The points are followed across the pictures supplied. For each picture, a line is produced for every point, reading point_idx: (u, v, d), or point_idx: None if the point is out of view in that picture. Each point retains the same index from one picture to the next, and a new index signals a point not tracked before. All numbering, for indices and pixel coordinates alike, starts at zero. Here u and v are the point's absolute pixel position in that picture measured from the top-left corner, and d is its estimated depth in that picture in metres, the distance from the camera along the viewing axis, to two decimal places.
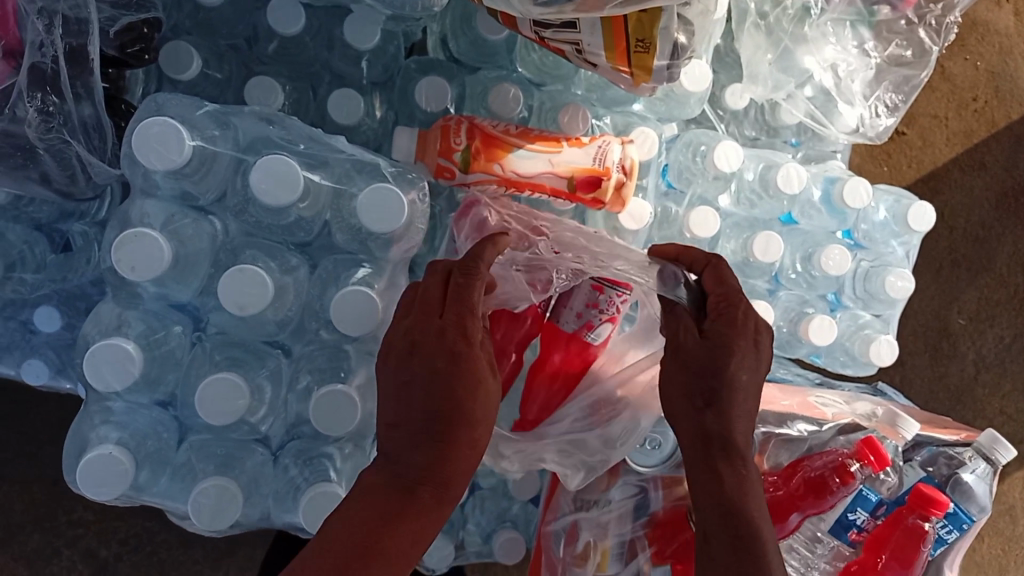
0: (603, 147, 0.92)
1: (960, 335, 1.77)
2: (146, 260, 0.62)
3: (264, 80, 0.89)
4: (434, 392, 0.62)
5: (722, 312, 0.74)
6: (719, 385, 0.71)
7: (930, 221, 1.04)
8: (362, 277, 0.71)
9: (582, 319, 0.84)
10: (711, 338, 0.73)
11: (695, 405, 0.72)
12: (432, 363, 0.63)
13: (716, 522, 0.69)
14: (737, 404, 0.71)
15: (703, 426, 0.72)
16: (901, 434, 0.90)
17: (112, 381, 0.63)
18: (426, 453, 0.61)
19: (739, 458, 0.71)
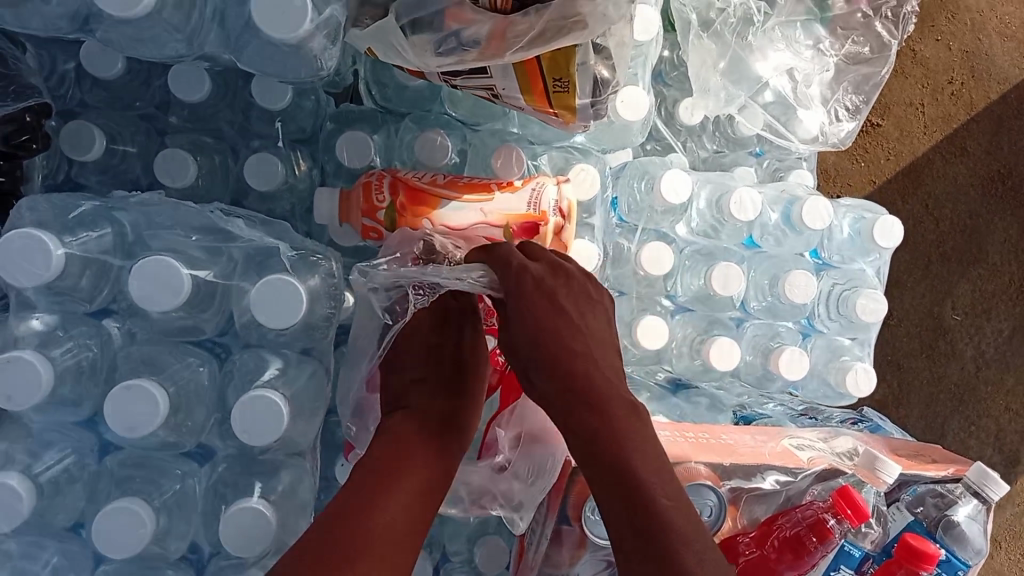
0: (536, 191, 0.85)
1: (957, 331, 1.71)
2: (21, 386, 0.57)
3: (175, 153, 0.84)
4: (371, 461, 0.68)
5: (519, 292, 0.64)
6: (556, 369, 0.63)
7: (898, 235, 0.98)
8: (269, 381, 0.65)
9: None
10: (518, 317, 0.64)
11: (547, 398, 0.64)
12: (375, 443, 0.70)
13: (615, 511, 0.61)
14: (576, 367, 0.63)
15: (562, 411, 0.63)
16: (882, 478, 0.84)
17: (1, 524, 0.58)
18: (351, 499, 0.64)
19: (606, 420, 0.63)
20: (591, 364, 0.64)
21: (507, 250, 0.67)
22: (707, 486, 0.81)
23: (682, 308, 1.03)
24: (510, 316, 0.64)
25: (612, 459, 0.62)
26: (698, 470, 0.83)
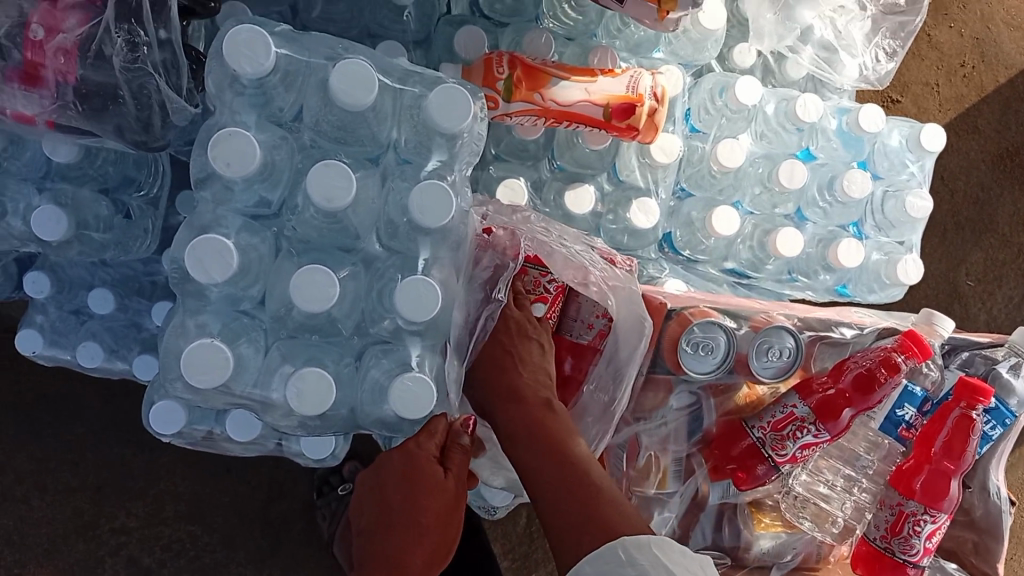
0: (635, 77, 0.98)
1: (971, 297, 1.82)
2: (240, 156, 0.67)
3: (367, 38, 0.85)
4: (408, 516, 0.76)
5: (498, 355, 0.83)
6: (521, 401, 0.81)
7: (941, 141, 1.10)
8: (432, 169, 0.75)
9: (593, 328, 0.90)
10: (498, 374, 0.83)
11: (506, 419, 0.82)
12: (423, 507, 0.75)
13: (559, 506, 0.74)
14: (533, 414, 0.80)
15: (521, 434, 0.80)
16: (939, 331, 0.97)
17: (214, 273, 0.67)
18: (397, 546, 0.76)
19: (558, 476, 0.76)
20: (543, 436, 0.79)
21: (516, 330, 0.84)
22: (787, 331, 0.92)
23: (747, 212, 1.14)
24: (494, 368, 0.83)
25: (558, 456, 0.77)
26: (777, 318, 0.96)
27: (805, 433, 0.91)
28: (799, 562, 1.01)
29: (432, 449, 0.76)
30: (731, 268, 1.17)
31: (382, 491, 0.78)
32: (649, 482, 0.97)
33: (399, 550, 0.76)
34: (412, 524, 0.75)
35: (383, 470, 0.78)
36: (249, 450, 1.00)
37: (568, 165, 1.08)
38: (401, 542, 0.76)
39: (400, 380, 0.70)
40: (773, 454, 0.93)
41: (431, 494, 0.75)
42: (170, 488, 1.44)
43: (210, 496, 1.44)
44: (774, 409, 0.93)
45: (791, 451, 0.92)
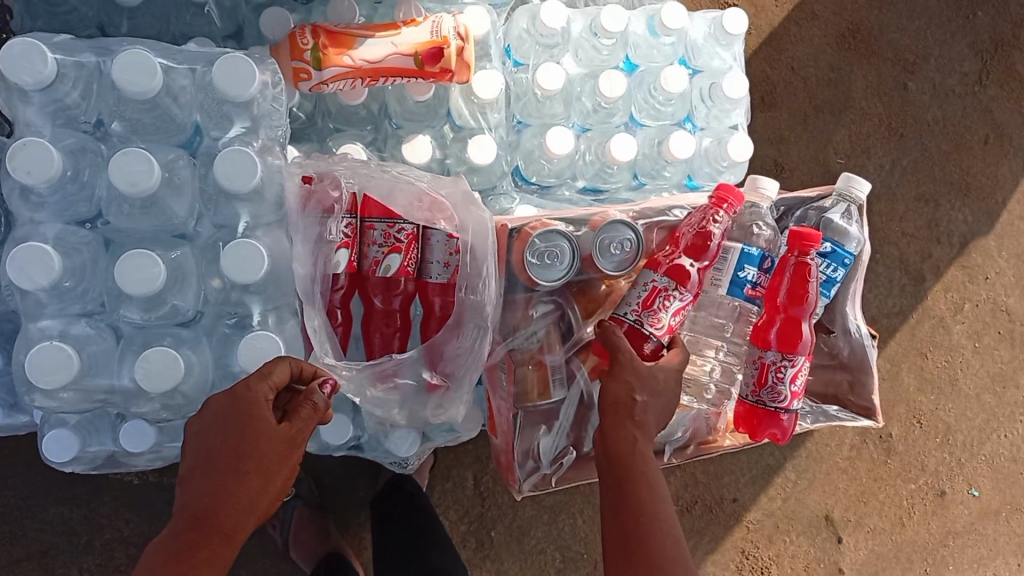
0: (437, 22, 1.03)
1: (845, 174, 1.91)
2: (39, 162, 0.70)
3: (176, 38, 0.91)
4: (228, 453, 0.73)
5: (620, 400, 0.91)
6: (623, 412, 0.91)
7: (744, 23, 1.17)
8: (235, 137, 0.79)
9: (450, 266, 0.94)
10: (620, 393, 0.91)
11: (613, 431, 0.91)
12: (253, 443, 0.73)
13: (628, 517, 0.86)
14: (632, 449, 0.90)
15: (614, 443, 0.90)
16: (764, 195, 1.04)
17: (38, 278, 0.69)
18: (215, 485, 0.72)
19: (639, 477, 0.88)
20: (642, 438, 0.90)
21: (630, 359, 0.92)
22: (625, 224, 0.98)
23: (583, 129, 1.20)
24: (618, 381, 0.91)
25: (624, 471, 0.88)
26: (613, 215, 1.01)
27: (670, 300, 0.95)
28: (690, 437, 1.08)
29: (262, 392, 0.75)
30: (582, 185, 1.22)
31: (202, 436, 0.74)
32: (532, 393, 1.00)
33: (221, 496, 0.72)
34: (231, 467, 0.72)
35: (205, 417, 0.74)
36: (157, 459, 1.02)
37: (402, 122, 1.12)
38: (219, 483, 0.72)
39: (250, 338, 0.77)
40: (661, 332, 0.95)
41: (255, 438, 0.73)
42: (112, 527, 1.45)
43: (154, 524, 1.46)
44: (636, 292, 0.96)
45: (666, 321, 0.96)
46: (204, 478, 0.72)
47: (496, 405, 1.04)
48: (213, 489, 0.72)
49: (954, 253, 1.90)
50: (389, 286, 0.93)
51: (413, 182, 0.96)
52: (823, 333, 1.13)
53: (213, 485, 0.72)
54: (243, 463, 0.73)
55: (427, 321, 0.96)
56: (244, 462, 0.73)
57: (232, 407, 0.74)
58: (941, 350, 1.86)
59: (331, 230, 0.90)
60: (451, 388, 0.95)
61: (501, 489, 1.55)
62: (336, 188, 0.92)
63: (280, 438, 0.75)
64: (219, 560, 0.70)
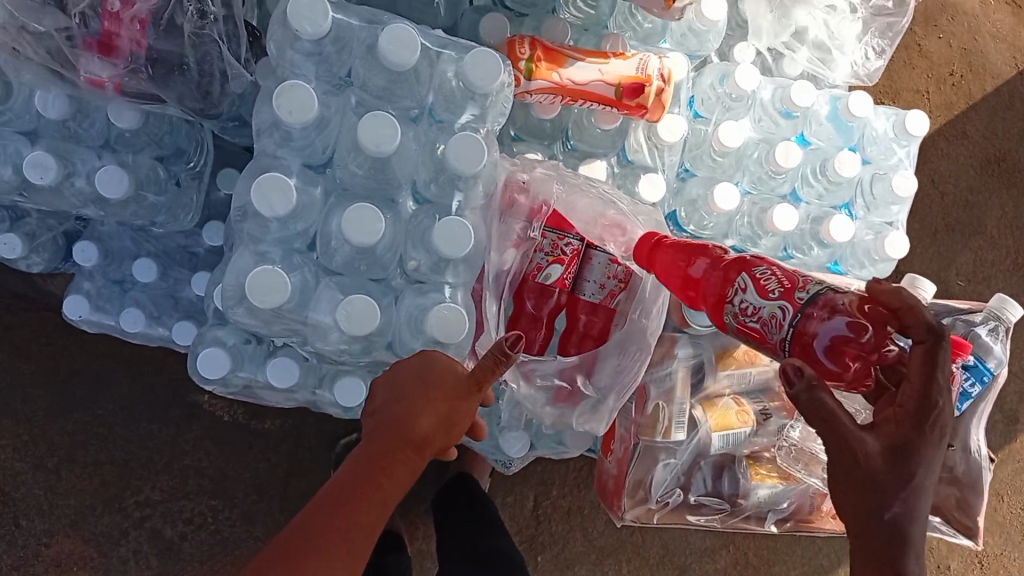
0: (644, 60, 1.06)
1: (960, 295, 1.92)
2: (301, 105, 0.76)
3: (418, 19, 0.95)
4: (422, 386, 0.76)
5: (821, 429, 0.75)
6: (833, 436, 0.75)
7: (925, 126, 1.19)
8: (465, 124, 0.84)
9: (605, 289, 0.98)
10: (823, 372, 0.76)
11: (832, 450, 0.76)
12: (445, 381, 0.77)
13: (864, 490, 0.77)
14: (854, 464, 0.75)
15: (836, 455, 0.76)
16: (919, 294, 1.08)
17: (276, 207, 0.76)
18: (408, 408, 0.75)
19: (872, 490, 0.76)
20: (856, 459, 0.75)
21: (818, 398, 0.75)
22: None
23: (746, 191, 1.23)
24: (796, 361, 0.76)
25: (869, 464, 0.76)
26: None
27: (772, 278, 0.82)
28: (793, 511, 1.10)
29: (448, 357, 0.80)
30: (731, 244, 1.24)
31: (395, 377, 0.78)
32: (656, 430, 1.04)
33: (412, 418, 0.74)
34: (426, 394, 0.76)
35: (396, 367, 0.79)
36: (287, 399, 1.10)
37: (579, 145, 1.17)
38: (413, 407, 0.75)
39: (437, 308, 0.80)
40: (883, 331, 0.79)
41: (446, 382, 0.77)
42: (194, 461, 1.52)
43: (234, 467, 1.52)
44: (761, 310, 0.82)
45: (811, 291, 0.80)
46: (396, 405, 0.76)
47: (618, 431, 1.08)
48: (406, 412, 0.74)
49: None
50: (545, 294, 0.96)
51: (596, 204, 1.03)
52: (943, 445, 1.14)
53: (406, 408, 0.75)
54: (434, 394, 0.76)
55: (569, 334, 0.99)
56: (434, 395, 0.76)
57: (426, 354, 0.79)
58: (1018, 495, 1.82)
59: (518, 231, 0.98)
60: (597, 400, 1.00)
61: (556, 519, 1.57)
62: (532, 194, 0.99)
63: (468, 382, 0.78)
64: (402, 475, 0.72)
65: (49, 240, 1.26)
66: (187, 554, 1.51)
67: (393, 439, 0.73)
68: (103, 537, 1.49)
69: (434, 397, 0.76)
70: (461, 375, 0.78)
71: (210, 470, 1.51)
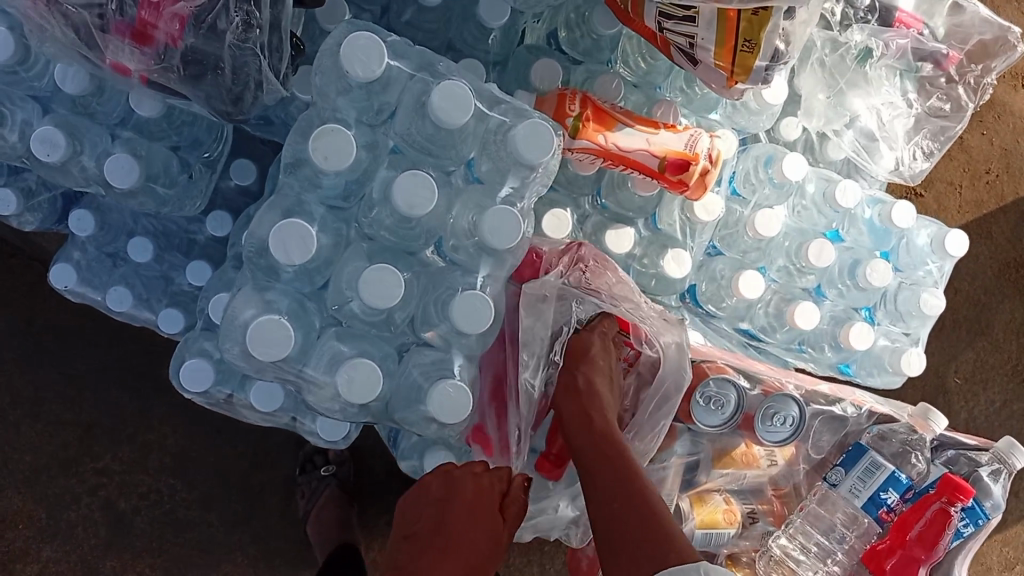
0: (694, 136, 1.03)
1: (955, 393, 1.88)
2: (337, 150, 0.71)
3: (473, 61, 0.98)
4: (448, 535, 0.82)
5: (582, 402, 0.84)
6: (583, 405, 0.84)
7: (964, 246, 1.15)
8: (505, 197, 0.80)
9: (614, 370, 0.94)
10: (583, 383, 0.86)
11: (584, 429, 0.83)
12: (475, 536, 0.82)
13: (614, 507, 0.76)
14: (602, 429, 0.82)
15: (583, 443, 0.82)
16: (932, 427, 1.03)
17: (294, 256, 0.70)
18: (434, 556, 0.81)
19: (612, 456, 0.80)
20: (596, 425, 0.82)
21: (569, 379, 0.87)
22: (793, 399, 0.97)
23: (770, 279, 1.19)
24: (580, 370, 0.87)
25: (619, 475, 0.78)
26: (785, 386, 1.01)
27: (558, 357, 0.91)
28: None
29: (501, 489, 0.84)
30: (744, 329, 1.21)
31: (437, 509, 0.84)
32: None
33: (431, 566, 0.80)
34: (448, 548, 0.81)
35: (450, 500, 0.83)
36: (264, 419, 1.04)
37: (611, 205, 1.13)
38: (437, 555, 0.81)
39: (443, 386, 0.74)
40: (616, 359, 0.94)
41: (490, 547, 0.82)
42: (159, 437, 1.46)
43: (199, 451, 1.46)
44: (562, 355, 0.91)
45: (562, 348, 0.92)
46: (428, 545, 0.82)
47: None
48: (432, 558, 0.81)
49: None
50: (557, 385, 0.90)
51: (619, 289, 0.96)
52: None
53: (433, 554, 0.81)
54: (460, 544, 0.81)
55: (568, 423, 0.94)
56: (460, 546, 0.81)
57: (468, 495, 0.83)
58: None
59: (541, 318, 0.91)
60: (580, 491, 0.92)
61: (516, 553, 1.52)
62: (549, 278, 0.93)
63: (497, 531, 0.83)
64: None
65: (45, 201, 1.19)
66: (138, 528, 1.46)
67: None
68: (55, 499, 1.44)
69: (461, 544, 0.81)
70: (496, 525, 0.83)
71: (173, 449, 1.46)
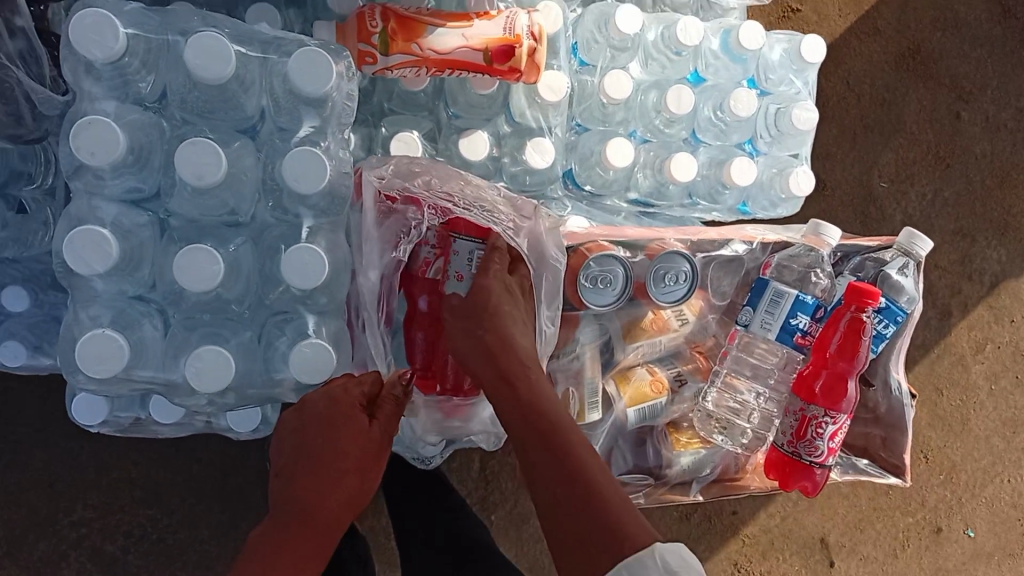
0: (511, 18, 0.97)
1: (885, 198, 1.70)
2: (103, 144, 0.67)
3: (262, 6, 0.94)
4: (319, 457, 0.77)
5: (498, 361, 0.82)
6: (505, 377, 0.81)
7: (821, 51, 1.12)
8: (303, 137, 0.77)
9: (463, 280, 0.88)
10: (496, 344, 0.82)
11: (507, 406, 0.80)
12: (349, 445, 0.78)
13: (564, 500, 0.74)
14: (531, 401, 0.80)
15: (513, 418, 0.80)
16: (826, 241, 0.99)
17: (95, 264, 0.68)
18: (307, 482, 0.76)
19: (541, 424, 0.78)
20: (521, 400, 0.80)
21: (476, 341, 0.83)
22: (681, 254, 0.94)
23: (642, 139, 1.16)
24: (484, 327, 0.82)
25: (552, 445, 0.77)
26: (671, 244, 0.97)
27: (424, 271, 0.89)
28: (719, 474, 1.06)
29: (361, 393, 0.79)
30: (634, 198, 1.19)
31: (300, 434, 0.78)
32: (568, 415, 0.97)
33: (308, 494, 0.75)
34: (328, 468, 0.76)
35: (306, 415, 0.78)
36: (178, 429, 1.00)
37: (462, 113, 1.08)
38: (313, 479, 0.76)
39: (298, 346, 0.73)
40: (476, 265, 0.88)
41: (357, 443, 0.78)
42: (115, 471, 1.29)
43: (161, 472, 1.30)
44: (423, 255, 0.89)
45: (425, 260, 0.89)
46: (297, 472, 0.77)
47: None
48: (309, 485, 0.76)
49: (984, 292, 1.72)
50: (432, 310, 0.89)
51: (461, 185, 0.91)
52: (863, 385, 1.10)
53: (305, 480, 0.76)
54: (334, 460, 0.77)
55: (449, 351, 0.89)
56: (336, 463, 0.77)
57: (324, 407, 0.78)
58: (957, 388, 1.71)
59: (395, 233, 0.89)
60: (489, 407, 0.92)
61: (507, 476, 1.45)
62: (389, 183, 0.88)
63: (372, 435, 0.79)
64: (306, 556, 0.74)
65: None
66: (134, 566, 1.30)
67: (293, 520, 0.74)
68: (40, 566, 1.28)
69: (338, 463, 0.77)
70: (367, 425, 0.79)
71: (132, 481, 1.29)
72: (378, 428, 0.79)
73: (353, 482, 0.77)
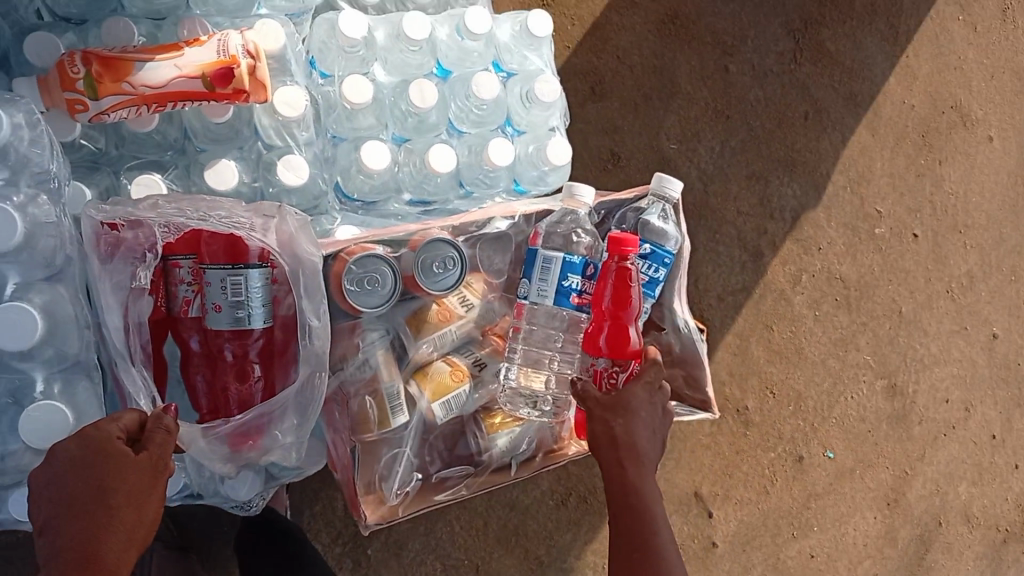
0: (223, 40, 0.94)
1: (676, 160, 1.67)
2: None
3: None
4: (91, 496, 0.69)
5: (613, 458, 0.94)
6: (622, 494, 0.93)
7: (550, 23, 1.15)
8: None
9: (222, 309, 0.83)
10: (615, 435, 0.94)
11: (620, 509, 0.93)
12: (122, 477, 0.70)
13: None
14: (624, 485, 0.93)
15: (623, 500, 0.93)
16: (582, 202, 0.99)
17: None
18: (80, 524, 0.68)
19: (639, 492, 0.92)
20: (624, 488, 0.93)
21: (602, 444, 0.95)
22: (443, 240, 0.93)
23: (401, 140, 1.15)
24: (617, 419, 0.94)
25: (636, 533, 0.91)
26: (431, 232, 0.96)
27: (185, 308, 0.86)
28: (536, 448, 1.06)
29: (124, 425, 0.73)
30: (409, 198, 1.17)
31: (60, 481, 0.70)
32: (370, 423, 0.95)
33: (85, 534, 0.68)
34: (101, 502, 0.69)
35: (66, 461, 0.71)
36: None
37: (207, 146, 1.04)
38: (88, 521, 0.68)
39: (25, 411, 0.74)
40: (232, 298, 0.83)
41: (135, 473, 0.71)
42: None
43: None
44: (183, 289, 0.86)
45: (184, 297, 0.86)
46: (67, 518, 0.68)
47: (333, 442, 0.99)
48: (81, 527, 0.68)
49: (787, 228, 1.73)
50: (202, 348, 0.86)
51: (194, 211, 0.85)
52: (655, 330, 1.13)
53: (76, 523, 0.68)
54: (108, 493, 0.69)
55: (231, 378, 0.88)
56: (110, 497, 0.69)
57: (84, 447, 0.71)
58: (785, 321, 1.72)
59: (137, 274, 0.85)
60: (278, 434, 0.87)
61: None
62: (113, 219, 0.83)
63: (150, 461, 0.72)
64: None
65: None
66: None
67: (75, 568, 0.66)
68: None
69: (113, 494, 0.69)
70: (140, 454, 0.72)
71: None
72: (155, 453, 0.73)
73: (136, 515, 0.70)
